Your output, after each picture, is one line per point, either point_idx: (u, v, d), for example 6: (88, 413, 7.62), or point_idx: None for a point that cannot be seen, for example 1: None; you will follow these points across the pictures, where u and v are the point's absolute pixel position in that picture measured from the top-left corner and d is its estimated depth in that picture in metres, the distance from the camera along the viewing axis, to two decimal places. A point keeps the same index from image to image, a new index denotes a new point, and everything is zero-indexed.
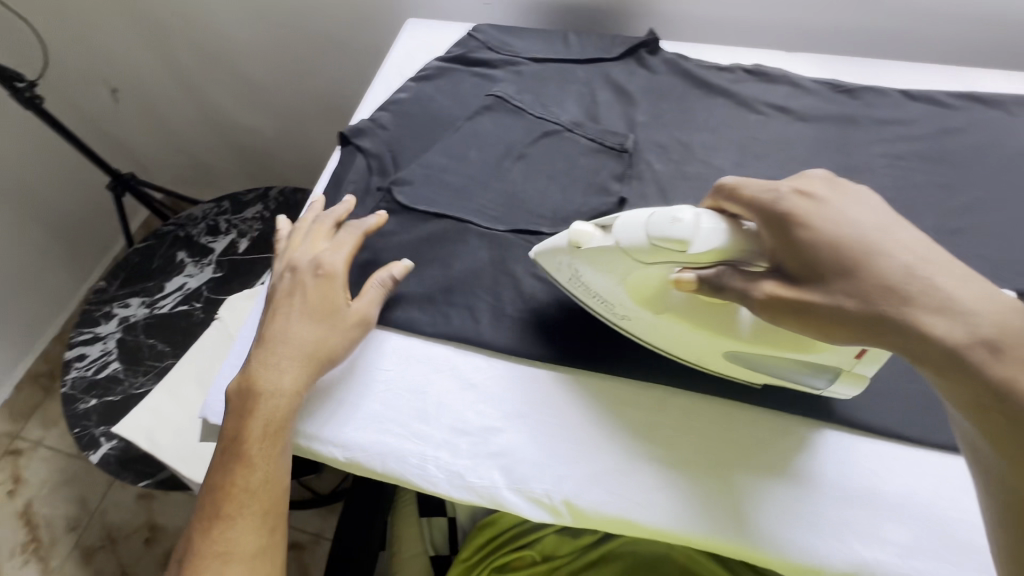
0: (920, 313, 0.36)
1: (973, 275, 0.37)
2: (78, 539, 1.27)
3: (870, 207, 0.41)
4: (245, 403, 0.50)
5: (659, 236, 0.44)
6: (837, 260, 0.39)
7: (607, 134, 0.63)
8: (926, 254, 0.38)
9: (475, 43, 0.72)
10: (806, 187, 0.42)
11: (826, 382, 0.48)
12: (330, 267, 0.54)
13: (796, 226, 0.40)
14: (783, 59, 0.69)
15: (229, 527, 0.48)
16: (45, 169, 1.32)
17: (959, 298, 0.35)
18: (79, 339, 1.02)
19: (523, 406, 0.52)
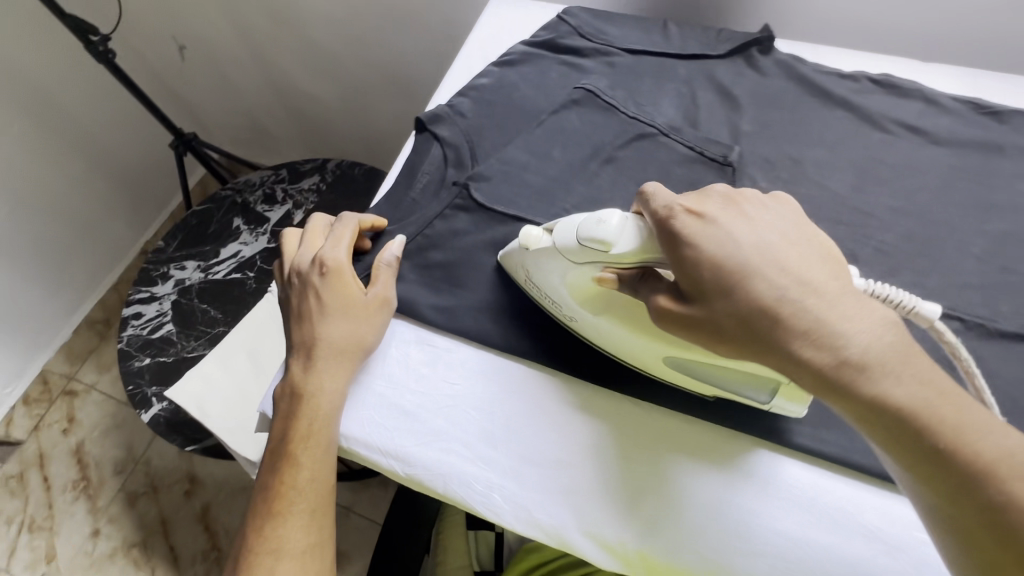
0: (807, 342, 0.34)
1: (852, 301, 0.35)
2: (123, 483, 1.32)
3: (764, 224, 0.39)
4: (292, 404, 0.48)
5: (587, 237, 0.42)
6: (717, 277, 0.37)
7: (707, 143, 0.57)
8: (805, 277, 0.36)
9: (565, 28, 0.66)
10: (696, 204, 0.39)
11: (768, 397, 0.45)
12: (329, 260, 0.51)
13: (683, 244, 0.38)
14: (914, 69, 0.60)
15: (281, 524, 0.46)
16: (111, 122, 1.34)
17: (847, 331, 0.34)
18: (136, 297, 1.03)
19: (584, 434, 0.48)
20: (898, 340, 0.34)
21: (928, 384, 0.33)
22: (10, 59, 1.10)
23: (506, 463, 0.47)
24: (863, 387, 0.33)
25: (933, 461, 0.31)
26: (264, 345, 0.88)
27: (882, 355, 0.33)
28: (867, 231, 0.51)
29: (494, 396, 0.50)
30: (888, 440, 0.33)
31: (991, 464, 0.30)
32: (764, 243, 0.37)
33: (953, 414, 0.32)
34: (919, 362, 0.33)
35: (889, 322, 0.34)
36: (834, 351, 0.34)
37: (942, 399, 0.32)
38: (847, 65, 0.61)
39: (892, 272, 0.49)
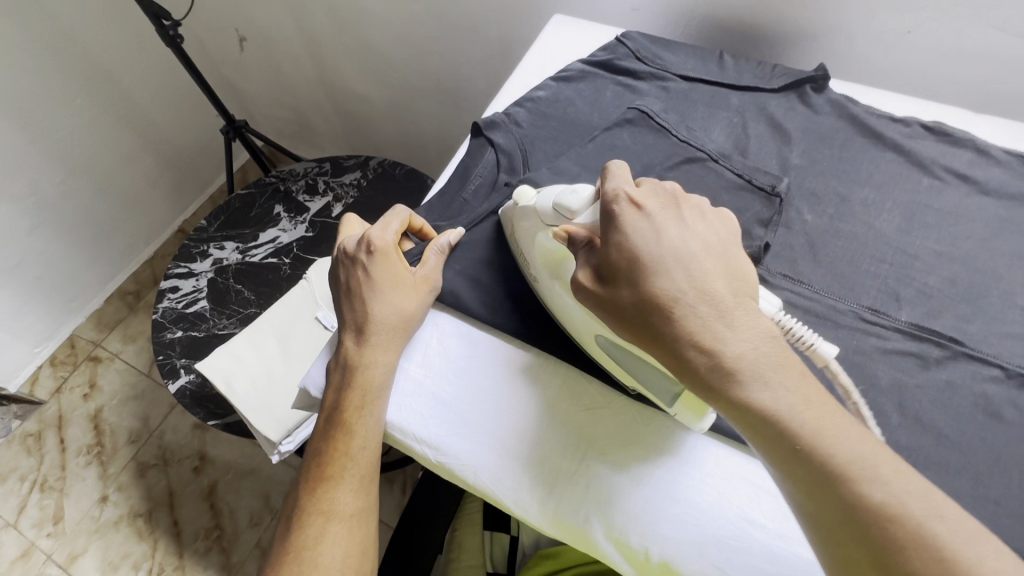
0: (698, 337, 0.36)
1: (743, 313, 0.37)
2: (136, 453, 1.34)
3: (694, 230, 0.40)
4: (346, 375, 0.50)
5: (558, 203, 0.46)
6: (630, 270, 0.39)
7: (757, 172, 0.57)
8: (707, 282, 0.38)
9: (623, 50, 0.68)
10: (642, 195, 0.41)
11: (670, 399, 0.43)
12: (381, 241, 0.53)
13: (615, 230, 0.40)
14: (966, 120, 0.61)
15: (333, 488, 0.48)
16: (165, 102, 1.39)
17: (728, 338, 0.36)
18: (175, 272, 1.07)
19: (617, 437, 0.47)
20: (775, 350, 0.36)
21: (797, 391, 0.34)
22: (81, 32, 1.15)
23: (539, 458, 0.47)
24: (734, 387, 0.35)
25: (799, 458, 0.33)
26: (294, 329, 0.90)
27: (756, 362, 0.35)
28: (911, 271, 0.52)
29: (531, 391, 0.50)
30: (752, 433, 0.34)
31: (845, 467, 0.32)
32: (684, 247, 0.39)
33: (811, 419, 0.33)
34: (791, 372, 0.35)
35: (768, 335, 0.36)
36: (710, 353, 0.35)
37: (806, 406, 0.33)
38: (898, 110, 0.62)
39: (933, 314, 0.50)
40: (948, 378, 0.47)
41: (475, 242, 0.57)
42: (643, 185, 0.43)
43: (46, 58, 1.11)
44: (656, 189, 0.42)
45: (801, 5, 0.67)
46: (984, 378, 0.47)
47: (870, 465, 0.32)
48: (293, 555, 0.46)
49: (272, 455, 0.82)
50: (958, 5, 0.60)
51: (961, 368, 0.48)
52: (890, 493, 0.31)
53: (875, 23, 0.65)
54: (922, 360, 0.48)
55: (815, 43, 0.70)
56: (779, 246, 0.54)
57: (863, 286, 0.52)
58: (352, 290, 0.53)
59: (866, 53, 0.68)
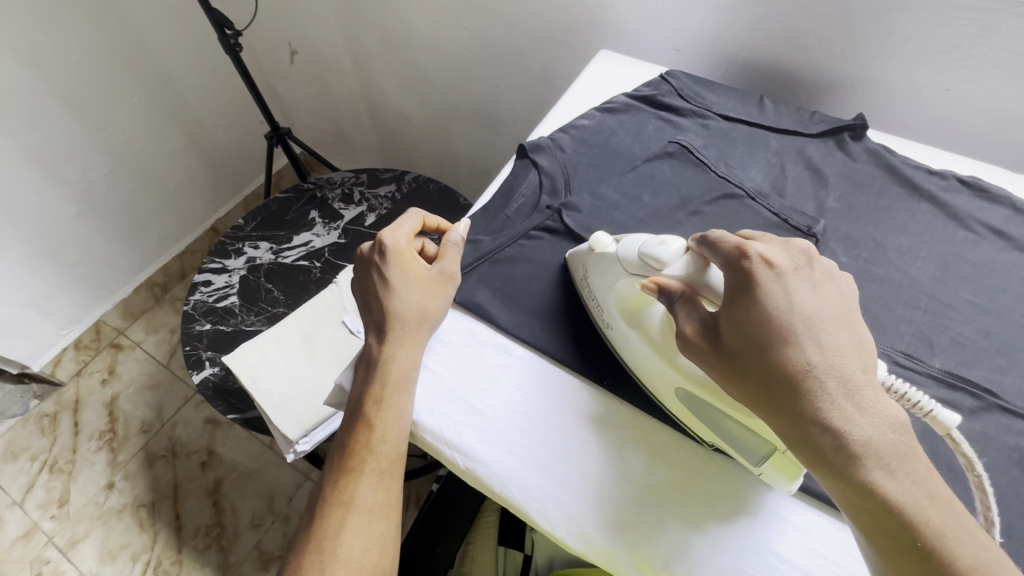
0: (826, 417, 0.36)
1: (872, 394, 0.37)
2: (146, 443, 1.35)
3: (824, 296, 0.40)
4: (372, 370, 0.51)
5: (645, 253, 0.46)
6: (760, 338, 0.38)
7: (794, 213, 0.59)
8: (840, 360, 0.38)
9: (666, 87, 0.71)
10: (773, 254, 0.41)
11: (758, 460, 0.44)
12: (394, 243, 0.55)
13: (753, 294, 0.39)
14: (1001, 177, 0.62)
15: (353, 480, 0.48)
16: (216, 105, 1.45)
17: (858, 421, 0.36)
18: (209, 266, 1.10)
19: (639, 453, 0.48)
20: (900, 439, 0.36)
21: (920, 481, 0.35)
22: (147, 34, 1.22)
23: (560, 468, 0.48)
24: (856, 467, 0.35)
25: (915, 552, 0.34)
26: (320, 331, 0.92)
27: (881, 448, 0.35)
28: (945, 320, 0.52)
29: (556, 403, 0.51)
30: (864, 517, 0.35)
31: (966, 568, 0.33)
32: (815, 317, 0.39)
33: (936, 515, 0.34)
34: (914, 462, 0.36)
35: (896, 424, 0.36)
36: (838, 433, 0.36)
37: (930, 501, 0.35)
38: (935, 163, 0.64)
39: (967, 364, 0.50)
40: (982, 428, 0.47)
41: (506, 272, 0.58)
42: (778, 243, 0.42)
43: (112, 56, 1.18)
44: (791, 250, 0.42)
45: (842, 58, 0.69)
46: (1018, 432, 0.47)
47: (985, 567, 0.33)
48: (314, 546, 0.47)
49: (288, 453, 0.83)
50: (999, 66, 0.62)
51: (995, 420, 0.48)
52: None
53: (914, 79, 0.67)
54: (956, 409, 0.48)
55: (854, 92, 0.72)
56: None
57: (897, 331, 0.52)
58: (370, 293, 0.55)
59: (903, 107, 0.70)
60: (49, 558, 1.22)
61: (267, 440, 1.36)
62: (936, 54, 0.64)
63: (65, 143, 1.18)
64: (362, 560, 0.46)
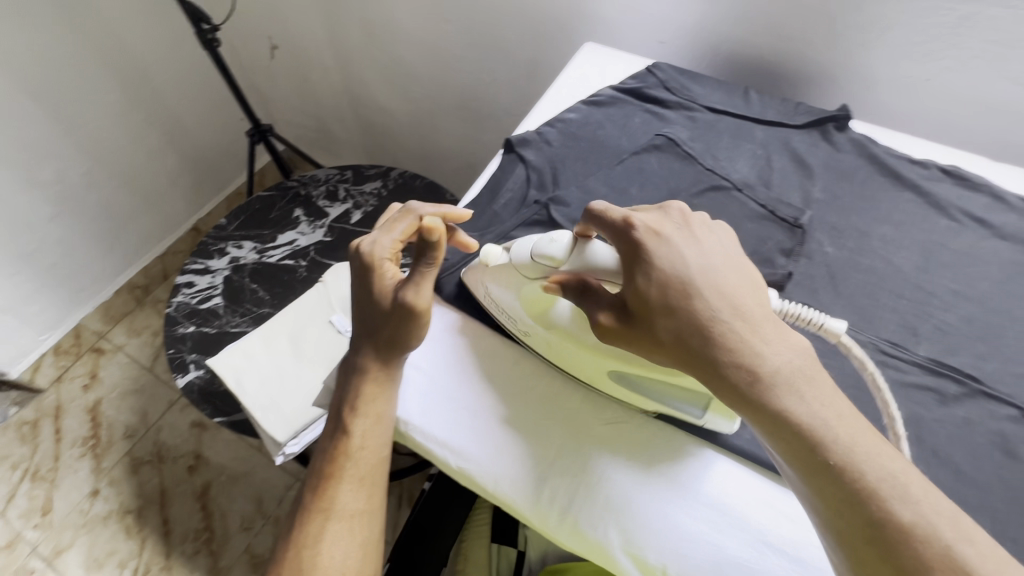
0: (737, 356, 0.38)
1: (771, 327, 0.40)
2: (131, 448, 1.33)
3: (709, 247, 0.43)
4: (354, 373, 0.50)
5: (538, 253, 0.45)
6: (665, 300, 0.40)
7: (779, 204, 0.59)
8: (736, 298, 0.40)
9: (652, 80, 0.71)
10: (656, 223, 0.43)
11: (700, 412, 0.46)
12: (380, 267, 0.51)
13: (644, 258, 0.42)
14: (983, 166, 0.63)
15: (334, 488, 0.48)
16: (195, 102, 1.42)
17: (766, 353, 0.38)
18: (192, 267, 1.08)
19: (630, 455, 0.48)
20: (805, 364, 0.38)
21: (831, 404, 0.37)
22: (122, 31, 1.18)
23: (545, 462, 0.48)
24: (773, 403, 0.37)
25: (832, 473, 0.35)
26: (307, 331, 0.91)
27: (791, 375, 0.38)
28: (929, 308, 0.53)
29: (538, 408, 0.50)
30: (787, 450, 0.37)
31: (875, 485, 0.34)
32: (706, 264, 0.42)
33: (848, 435, 0.36)
34: (821, 385, 0.38)
35: (800, 352, 0.39)
36: (752, 370, 0.38)
37: (841, 421, 0.36)
38: (917, 152, 0.64)
39: (950, 351, 0.51)
40: (965, 414, 0.48)
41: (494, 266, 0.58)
42: (654, 210, 0.45)
43: (83, 50, 1.14)
44: (667, 212, 0.45)
45: (826, 49, 0.70)
46: (1001, 417, 0.48)
47: (897, 483, 0.34)
48: (295, 554, 0.46)
49: (275, 456, 0.81)
50: (978, 56, 0.63)
51: (977, 406, 0.48)
52: (918, 513, 0.33)
53: (896, 69, 0.68)
54: (941, 396, 0.49)
55: (836, 83, 0.72)
56: (801, 275, 0.55)
57: (882, 320, 0.53)
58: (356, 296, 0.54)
59: (885, 98, 0.71)
60: (34, 568, 1.19)
61: (256, 442, 1.34)
62: (918, 45, 0.64)
63: (37, 143, 1.14)
64: (344, 567, 0.46)
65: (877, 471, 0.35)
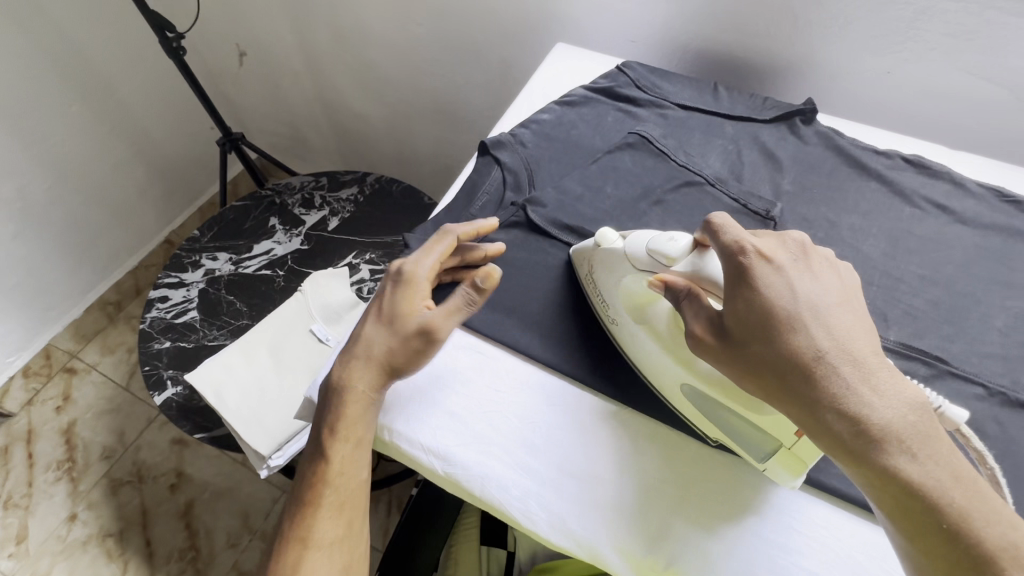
0: (845, 401, 0.37)
1: (886, 374, 0.38)
2: (109, 469, 1.29)
3: (824, 282, 0.42)
4: (331, 395, 0.49)
5: (653, 249, 0.47)
6: (769, 330, 0.40)
7: (751, 197, 0.60)
8: (848, 341, 0.39)
9: (623, 79, 0.72)
10: (770, 248, 0.43)
11: (763, 456, 0.46)
12: (415, 278, 0.51)
13: (749, 286, 0.41)
14: (942, 154, 0.65)
15: (312, 515, 0.48)
16: (162, 111, 1.38)
17: (876, 403, 0.37)
18: (165, 281, 1.05)
19: (710, 494, 0.48)
20: (921, 418, 0.37)
21: (944, 463, 0.36)
22: (81, 40, 1.15)
23: (535, 466, 0.49)
24: (882, 453, 0.36)
25: (937, 530, 0.34)
26: (288, 342, 0.90)
27: (902, 429, 0.36)
28: (897, 294, 0.55)
29: (590, 442, 0.50)
30: (891, 504, 0.36)
31: (995, 550, 0.33)
32: (817, 301, 0.41)
33: (962, 497, 0.35)
34: (940, 442, 0.36)
35: (914, 405, 0.37)
36: (858, 417, 0.37)
37: (956, 481, 0.35)
38: (881, 143, 0.66)
39: (918, 334, 0.52)
40: (933, 395, 0.50)
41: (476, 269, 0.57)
42: (773, 236, 0.44)
43: (42, 62, 1.10)
44: (784, 241, 0.44)
45: (790, 44, 0.71)
46: (969, 396, 0.49)
47: (1012, 549, 0.33)
48: None
49: (260, 469, 0.80)
50: (934, 48, 0.65)
51: (945, 386, 0.50)
52: None
53: (858, 63, 0.70)
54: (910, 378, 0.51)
55: (801, 78, 0.74)
56: None
57: None
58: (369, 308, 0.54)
59: (848, 91, 0.73)
60: None
61: (239, 456, 1.32)
62: (876, 38, 0.67)
63: None
64: None
65: (994, 539, 0.33)
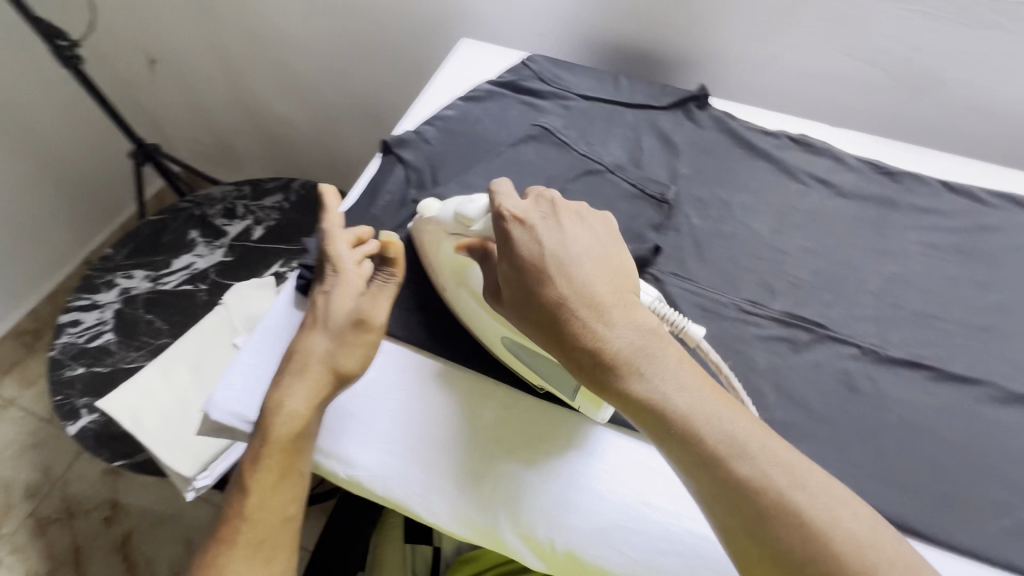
0: (584, 340, 0.42)
1: (619, 311, 0.43)
2: (35, 508, 1.21)
3: (576, 236, 0.46)
4: (258, 423, 0.48)
5: (456, 212, 0.48)
6: (525, 286, 0.44)
7: (648, 182, 0.62)
8: (590, 287, 0.43)
9: (527, 72, 0.73)
10: (526, 210, 0.46)
11: (571, 393, 0.49)
12: (345, 279, 0.52)
13: (512, 245, 0.45)
14: (826, 132, 0.69)
15: (225, 555, 0.46)
16: (68, 125, 1.30)
17: (608, 335, 0.41)
18: (76, 304, 0.99)
19: (599, 467, 0.48)
20: (651, 343, 0.41)
21: (677, 380, 0.40)
22: None
23: (443, 462, 0.49)
24: (618, 382, 0.40)
25: (699, 456, 0.37)
26: (211, 357, 0.88)
27: (630, 356, 0.41)
28: (783, 266, 0.58)
29: (506, 435, 0.50)
30: (650, 428, 0.39)
31: (715, 446, 0.37)
32: (565, 253, 0.45)
33: (697, 412, 0.38)
34: (665, 362, 0.41)
35: (640, 330, 0.42)
36: (596, 351, 0.41)
37: (683, 393, 0.39)
38: (771, 124, 0.70)
39: (802, 303, 0.56)
40: (815, 358, 0.53)
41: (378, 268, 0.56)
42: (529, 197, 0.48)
43: None
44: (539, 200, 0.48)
45: (685, 32, 0.74)
46: (846, 357, 0.53)
47: (774, 466, 0.36)
48: None
49: (186, 492, 0.75)
50: (813, 32, 0.69)
51: (826, 349, 0.53)
52: (807, 498, 0.35)
53: (748, 49, 0.73)
54: (794, 344, 0.53)
55: (699, 65, 0.77)
56: (670, 247, 0.59)
57: (743, 281, 0.57)
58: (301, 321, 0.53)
59: (743, 76, 0.76)
60: None
61: None
62: (761, 25, 0.70)
63: None
64: None
65: (760, 460, 0.36)
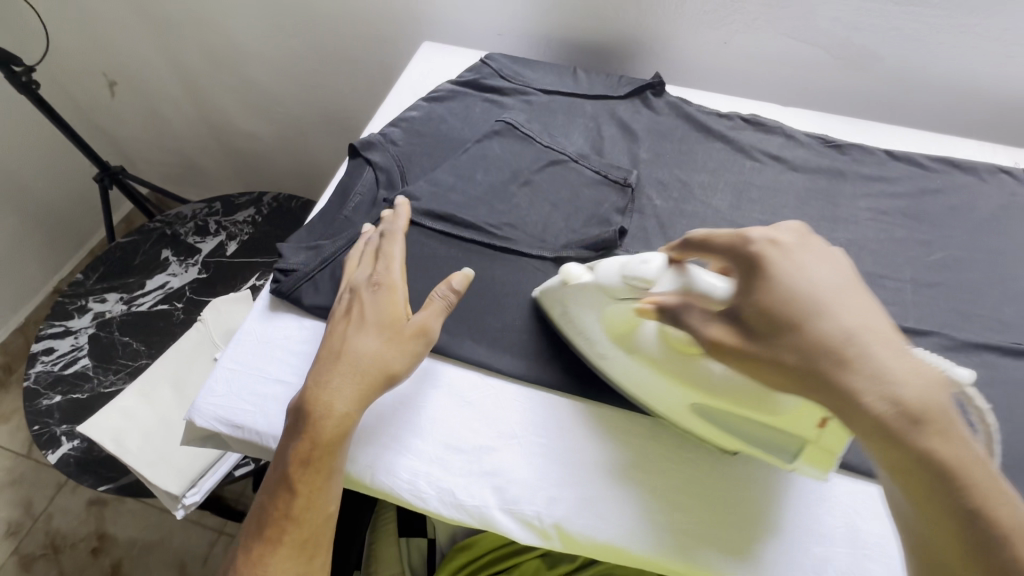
0: (868, 385, 0.35)
1: (902, 349, 0.37)
2: (18, 546, 1.18)
3: (831, 268, 0.41)
4: (297, 424, 0.48)
5: (631, 274, 0.47)
6: (788, 318, 0.39)
7: (610, 168, 0.65)
8: (869, 323, 0.38)
9: (487, 70, 0.74)
10: (773, 234, 0.43)
11: (791, 458, 0.46)
12: (394, 284, 0.53)
13: (765, 276, 0.40)
14: (777, 111, 0.72)
15: (268, 553, 0.46)
16: (28, 153, 1.28)
17: (897, 376, 0.35)
18: (48, 331, 0.98)
19: (570, 440, 0.53)
20: (938, 393, 0.35)
21: (959, 437, 0.35)
22: None
23: (437, 453, 0.52)
24: (912, 437, 0.34)
25: (951, 510, 0.33)
26: (191, 374, 0.88)
27: (926, 402, 0.35)
28: None
29: (492, 421, 0.53)
30: (916, 485, 0.35)
31: (988, 501, 0.33)
32: (826, 284, 0.40)
33: (982, 473, 0.33)
34: (956, 417, 0.35)
35: (930, 376, 0.36)
36: (891, 400, 0.35)
37: (977, 458, 0.34)
38: (724, 106, 0.73)
39: None
40: None
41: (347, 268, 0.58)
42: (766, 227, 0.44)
43: None
44: (781, 228, 0.43)
45: (637, 24, 0.77)
46: None
47: None
48: None
49: (175, 512, 0.76)
50: (757, 18, 0.72)
51: None
52: None
53: (698, 36, 0.76)
54: None
55: (654, 55, 0.80)
56: (635, 229, 0.61)
57: None
58: (338, 320, 0.53)
59: (696, 63, 0.79)
60: None
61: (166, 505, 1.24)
62: (708, 13, 0.73)
63: None
64: None
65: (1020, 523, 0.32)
